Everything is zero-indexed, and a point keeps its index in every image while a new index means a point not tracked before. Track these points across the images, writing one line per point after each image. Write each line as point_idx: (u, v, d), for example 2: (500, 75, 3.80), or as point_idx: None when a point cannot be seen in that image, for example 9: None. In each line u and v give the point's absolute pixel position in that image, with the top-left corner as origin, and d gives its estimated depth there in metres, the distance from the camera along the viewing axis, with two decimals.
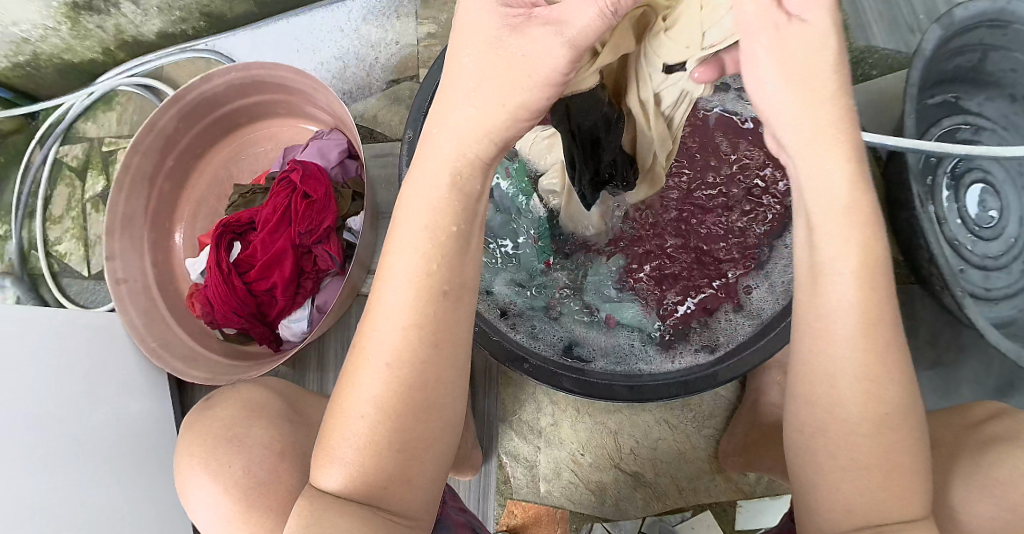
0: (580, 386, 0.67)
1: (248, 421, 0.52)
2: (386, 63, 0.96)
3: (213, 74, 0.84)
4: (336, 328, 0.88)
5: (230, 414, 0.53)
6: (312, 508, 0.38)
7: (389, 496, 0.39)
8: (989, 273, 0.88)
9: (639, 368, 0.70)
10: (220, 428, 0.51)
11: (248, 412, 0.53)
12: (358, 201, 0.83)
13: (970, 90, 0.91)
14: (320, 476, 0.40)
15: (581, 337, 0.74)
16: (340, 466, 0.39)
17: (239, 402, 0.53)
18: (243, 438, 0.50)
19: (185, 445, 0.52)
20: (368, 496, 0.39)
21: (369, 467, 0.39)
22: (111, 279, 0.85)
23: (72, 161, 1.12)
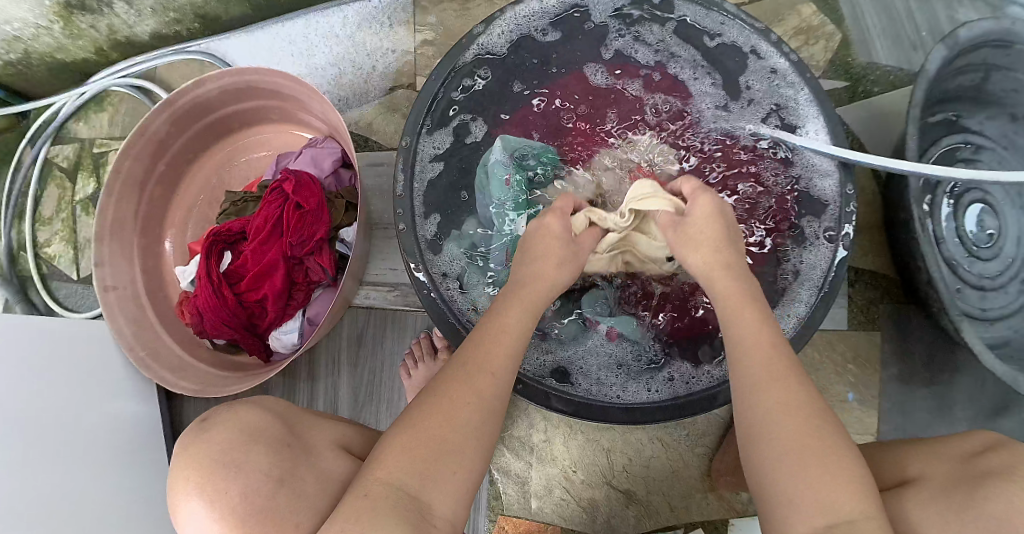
0: (572, 407, 0.67)
1: (245, 448, 0.50)
2: (383, 71, 0.95)
3: (206, 79, 0.83)
4: (326, 340, 0.87)
5: (226, 439, 0.51)
6: (372, 492, 0.43)
7: (427, 490, 0.44)
8: (986, 293, 0.88)
9: (631, 389, 0.69)
10: (217, 454, 0.50)
11: (247, 436, 0.52)
12: (353, 211, 0.82)
13: (971, 108, 0.90)
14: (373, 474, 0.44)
15: (577, 355, 0.73)
16: (396, 460, 0.45)
17: (224, 425, 0.52)
18: (240, 464, 0.49)
19: (177, 468, 0.50)
20: (409, 485, 0.43)
21: (415, 463, 0.45)
22: (100, 286, 0.83)
23: (63, 162, 1.10)
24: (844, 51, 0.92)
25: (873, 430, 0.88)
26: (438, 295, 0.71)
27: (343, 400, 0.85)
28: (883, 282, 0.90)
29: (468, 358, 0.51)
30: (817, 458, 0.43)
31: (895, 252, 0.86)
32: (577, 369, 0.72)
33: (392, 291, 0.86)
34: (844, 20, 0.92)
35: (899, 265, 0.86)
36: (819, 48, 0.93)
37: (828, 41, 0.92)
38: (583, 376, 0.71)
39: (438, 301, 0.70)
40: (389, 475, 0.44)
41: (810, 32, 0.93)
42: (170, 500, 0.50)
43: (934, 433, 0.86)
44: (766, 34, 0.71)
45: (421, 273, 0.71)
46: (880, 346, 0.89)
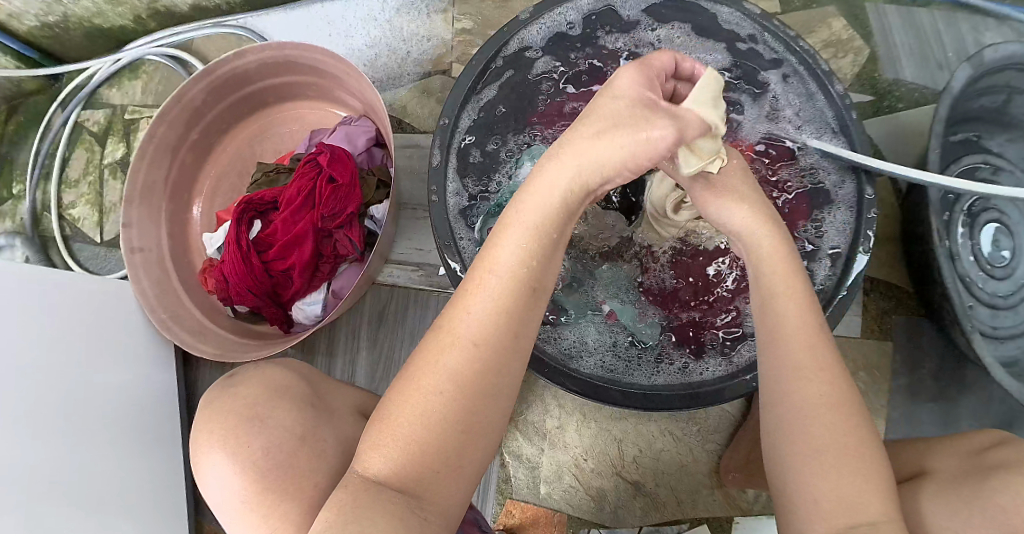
0: (583, 389, 0.68)
1: (269, 404, 0.51)
2: (418, 57, 0.96)
3: (246, 52, 0.85)
4: (348, 316, 0.88)
5: (252, 394, 0.52)
6: (351, 484, 0.40)
7: (419, 486, 0.40)
8: (998, 311, 0.89)
9: (642, 374, 0.71)
10: (243, 406, 0.51)
11: (271, 392, 0.53)
12: (383, 190, 0.83)
13: (991, 129, 0.92)
14: (362, 463, 0.41)
15: (588, 330, 0.74)
16: (383, 453, 0.40)
17: (257, 381, 0.53)
18: (263, 419, 0.50)
19: (201, 424, 0.52)
20: (398, 483, 0.39)
21: (406, 456, 0.40)
22: (127, 247, 0.84)
23: (93, 126, 1.12)
24: (871, 67, 0.93)
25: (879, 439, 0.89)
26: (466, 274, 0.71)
27: (360, 376, 0.86)
28: (898, 294, 0.91)
29: (471, 331, 0.41)
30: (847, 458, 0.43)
31: (911, 266, 0.87)
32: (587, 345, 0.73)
33: (416, 271, 0.87)
34: (873, 36, 0.94)
35: (914, 278, 0.87)
36: (848, 61, 0.94)
37: (857, 56, 0.94)
38: (595, 356, 0.72)
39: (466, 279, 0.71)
40: (376, 470, 0.40)
41: (839, 45, 0.95)
42: (195, 444, 0.52)
43: None
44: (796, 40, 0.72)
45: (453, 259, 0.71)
46: (891, 357, 0.90)
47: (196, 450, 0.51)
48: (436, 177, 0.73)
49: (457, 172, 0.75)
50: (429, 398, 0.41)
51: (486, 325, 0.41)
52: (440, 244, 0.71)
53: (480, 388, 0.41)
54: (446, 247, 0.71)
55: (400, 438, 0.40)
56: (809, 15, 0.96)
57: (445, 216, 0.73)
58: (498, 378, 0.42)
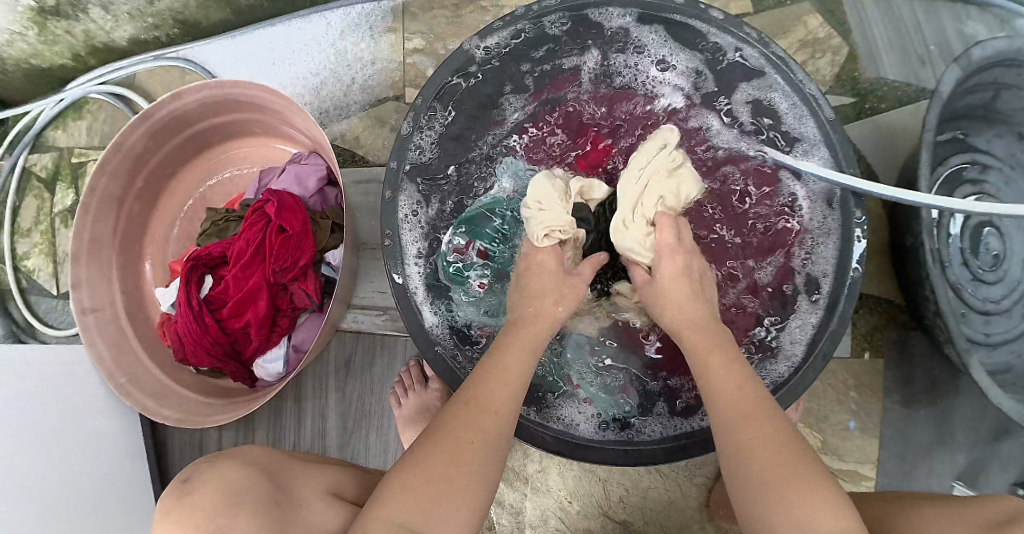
0: (561, 447, 0.65)
1: (230, 513, 0.49)
2: (365, 82, 0.90)
3: (184, 92, 0.79)
4: (313, 365, 0.84)
5: (211, 503, 0.49)
6: (373, 530, 0.43)
7: (430, 524, 0.44)
8: (991, 318, 0.85)
9: (627, 424, 0.68)
10: (201, 520, 0.48)
11: (229, 499, 0.50)
12: (338, 232, 0.78)
13: (977, 126, 0.87)
14: (376, 513, 0.45)
15: (563, 398, 0.70)
16: (399, 498, 0.45)
17: (204, 494, 0.50)
18: (225, 533, 0.47)
19: (163, 532, 0.49)
20: (413, 523, 0.44)
21: (421, 498, 0.45)
22: (78, 310, 0.80)
23: (41, 171, 1.06)
24: (851, 66, 0.88)
25: (872, 459, 0.86)
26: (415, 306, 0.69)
27: (331, 428, 0.83)
28: (888, 308, 0.87)
29: (482, 404, 0.52)
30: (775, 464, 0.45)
31: (902, 276, 0.83)
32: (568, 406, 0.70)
33: (380, 314, 0.82)
34: (851, 32, 0.88)
35: (903, 287, 0.83)
36: (826, 62, 0.89)
37: (834, 55, 0.89)
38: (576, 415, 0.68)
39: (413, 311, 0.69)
40: (391, 514, 0.44)
41: (816, 44, 0.89)
42: None
43: (934, 459, 0.84)
44: (772, 51, 0.66)
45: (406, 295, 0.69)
46: (883, 372, 0.86)
47: None
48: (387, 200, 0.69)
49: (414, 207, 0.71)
50: (444, 454, 0.48)
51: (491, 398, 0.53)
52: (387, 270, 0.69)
53: (488, 442, 0.50)
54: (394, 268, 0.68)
55: (417, 483, 0.46)
56: (783, 13, 0.90)
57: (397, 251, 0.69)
58: (495, 441, 0.51)
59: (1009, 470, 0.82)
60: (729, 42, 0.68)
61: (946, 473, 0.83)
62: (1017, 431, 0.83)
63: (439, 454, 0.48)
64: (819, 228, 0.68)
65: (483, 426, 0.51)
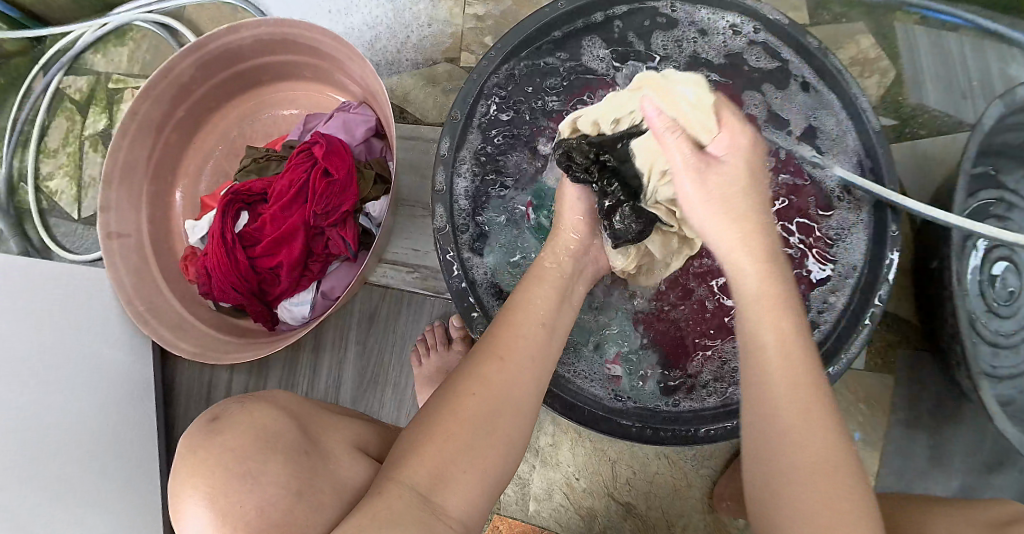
0: (583, 418, 0.65)
1: (261, 457, 0.45)
2: (418, 42, 0.90)
3: (242, 27, 0.79)
4: (336, 316, 0.83)
5: (241, 445, 0.45)
6: (389, 490, 0.42)
7: (440, 491, 0.43)
8: (999, 351, 0.87)
9: (648, 402, 0.68)
10: (231, 460, 0.44)
11: (262, 442, 0.46)
12: (381, 184, 0.78)
13: (1009, 164, 0.88)
14: (395, 473, 0.43)
15: (589, 369, 0.70)
16: (418, 460, 0.44)
17: (234, 434, 0.45)
18: (257, 475, 0.43)
19: (181, 473, 0.44)
20: (425, 486, 0.43)
21: (433, 459, 0.44)
22: (105, 232, 0.79)
23: (75, 94, 1.05)
24: (896, 90, 0.89)
25: (871, 472, 0.88)
26: (458, 260, 0.68)
27: (347, 381, 0.83)
28: (903, 328, 0.89)
29: (499, 351, 0.51)
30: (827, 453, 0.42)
31: (922, 301, 0.85)
32: (590, 376, 0.70)
33: (411, 272, 0.82)
34: (900, 56, 0.90)
35: (922, 311, 0.85)
36: (873, 82, 0.90)
37: (883, 77, 0.90)
38: (583, 378, 0.69)
39: (454, 264, 0.67)
40: (409, 475, 0.43)
41: (865, 64, 0.90)
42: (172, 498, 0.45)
43: (929, 482, 0.85)
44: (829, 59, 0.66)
45: (450, 252, 0.67)
46: (893, 390, 0.88)
47: (175, 499, 0.44)
48: (445, 148, 0.68)
49: (467, 163, 0.71)
50: (454, 408, 0.47)
51: (504, 348, 0.51)
52: (434, 228, 0.67)
53: (504, 398, 0.49)
54: (439, 201, 0.68)
55: (431, 441, 0.45)
56: (836, 29, 0.91)
57: (445, 199, 0.68)
58: (516, 397, 0.49)
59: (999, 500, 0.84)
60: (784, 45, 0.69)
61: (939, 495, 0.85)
62: (1011, 464, 0.85)
63: (450, 410, 0.47)
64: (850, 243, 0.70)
65: (504, 379, 0.49)
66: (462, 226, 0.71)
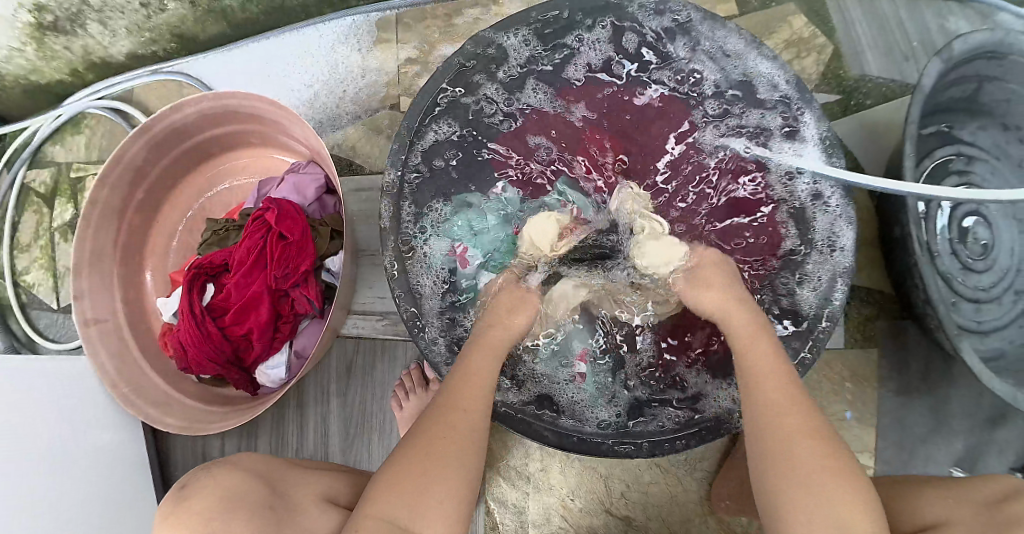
0: (561, 441, 0.66)
1: (224, 516, 0.51)
2: (355, 95, 0.92)
3: (184, 104, 0.80)
4: (314, 371, 0.84)
5: (207, 507, 0.52)
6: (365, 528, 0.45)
7: (417, 521, 0.45)
8: (981, 306, 0.86)
9: (625, 419, 0.70)
10: (197, 521, 0.50)
11: (225, 503, 0.52)
12: (338, 239, 0.80)
13: (962, 118, 0.88)
14: (366, 512, 0.46)
15: (564, 395, 0.72)
16: (387, 498, 0.46)
17: (200, 497, 0.52)
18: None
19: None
20: (401, 519, 0.45)
21: (405, 497, 0.46)
22: (81, 321, 0.81)
23: (39, 187, 1.07)
24: (835, 64, 0.90)
25: (870, 448, 0.87)
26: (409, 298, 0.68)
27: (334, 433, 0.83)
28: (881, 300, 0.88)
29: (453, 406, 0.52)
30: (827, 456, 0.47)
31: (892, 270, 0.84)
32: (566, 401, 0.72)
33: (380, 319, 0.84)
34: (835, 31, 0.90)
35: (894, 280, 0.84)
36: (811, 61, 0.91)
37: (820, 53, 0.91)
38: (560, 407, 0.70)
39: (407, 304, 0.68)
40: (380, 512, 0.46)
41: (801, 44, 0.91)
42: None
43: (930, 447, 0.85)
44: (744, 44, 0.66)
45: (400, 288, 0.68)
46: (876, 364, 0.87)
47: None
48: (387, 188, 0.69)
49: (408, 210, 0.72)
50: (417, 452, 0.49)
51: (466, 400, 0.53)
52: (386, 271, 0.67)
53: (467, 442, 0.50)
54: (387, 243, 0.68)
55: (395, 486, 0.47)
56: (768, 14, 0.92)
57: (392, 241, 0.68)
58: (477, 440, 0.51)
59: (1005, 453, 0.84)
60: (694, 32, 0.69)
61: (942, 459, 0.85)
62: (1010, 417, 0.85)
63: (413, 452, 0.49)
64: (823, 234, 0.69)
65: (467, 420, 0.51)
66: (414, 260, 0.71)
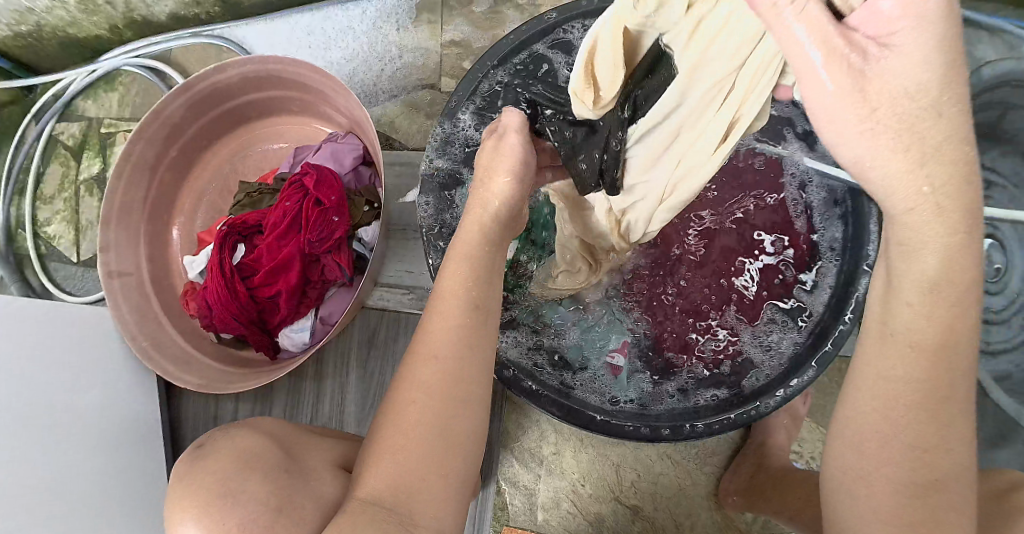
0: (566, 413, 0.66)
1: (239, 475, 0.50)
2: (393, 74, 0.93)
3: (229, 65, 0.81)
4: (337, 339, 0.85)
5: (222, 468, 0.51)
6: (353, 509, 0.46)
7: (406, 502, 0.45)
8: (990, 326, 0.88)
9: (630, 400, 0.70)
10: (213, 481, 0.49)
11: (241, 464, 0.51)
12: (373, 211, 0.81)
13: (986, 144, 0.89)
14: (363, 487, 0.47)
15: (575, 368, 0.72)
16: (382, 471, 0.47)
17: (216, 461, 0.51)
18: (235, 493, 0.49)
19: (175, 497, 0.50)
20: (388, 500, 0.45)
21: (393, 476, 0.46)
22: (105, 272, 0.81)
23: (68, 140, 1.07)
24: None
25: None
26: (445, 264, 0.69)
27: (350, 402, 0.84)
28: None
29: (427, 362, 0.48)
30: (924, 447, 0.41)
31: None
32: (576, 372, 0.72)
33: (407, 293, 0.84)
34: None
35: None
36: None
37: None
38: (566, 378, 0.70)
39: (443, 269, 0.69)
40: (368, 492, 0.46)
41: None
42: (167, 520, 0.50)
43: None
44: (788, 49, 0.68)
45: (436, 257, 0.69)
46: None
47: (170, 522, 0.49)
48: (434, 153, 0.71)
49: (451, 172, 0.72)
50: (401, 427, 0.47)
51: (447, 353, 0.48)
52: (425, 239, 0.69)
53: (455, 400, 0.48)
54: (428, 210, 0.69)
55: (389, 458, 0.47)
56: None
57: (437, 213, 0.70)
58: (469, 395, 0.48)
59: None
60: None
61: None
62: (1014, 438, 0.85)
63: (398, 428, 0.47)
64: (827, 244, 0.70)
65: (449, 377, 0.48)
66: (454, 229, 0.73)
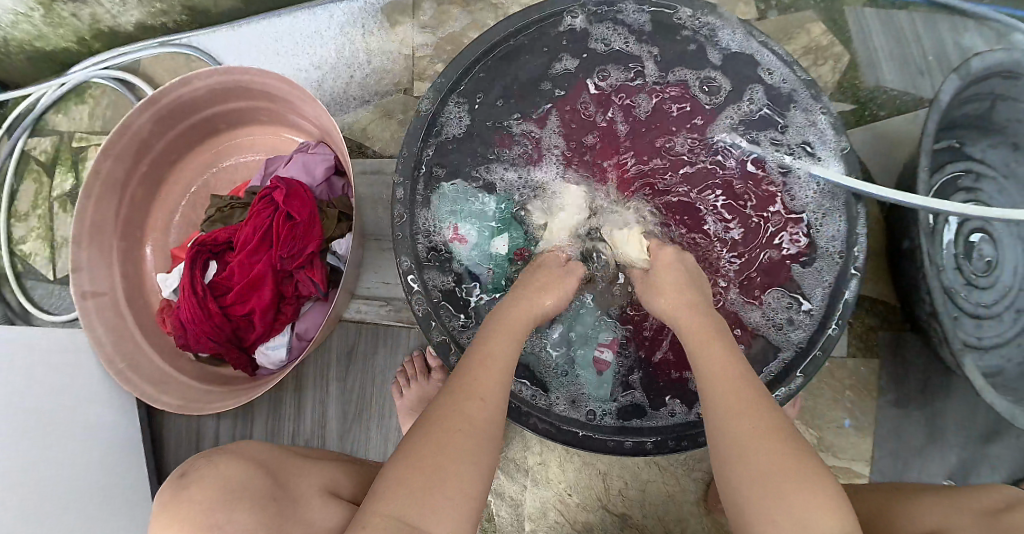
0: (550, 432, 0.65)
1: (227, 508, 0.48)
2: (363, 79, 0.91)
3: (194, 77, 0.79)
4: (315, 353, 0.84)
5: (208, 497, 0.49)
6: (371, 525, 0.43)
7: (426, 516, 0.43)
8: (982, 321, 0.86)
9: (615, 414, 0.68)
10: (199, 512, 0.48)
11: (228, 493, 0.50)
12: (345, 222, 0.79)
13: (973, 136, 0.88)
14: (374, 506, 0.44)
15: (560, 382, 0.70)
16: (395, 491, 0.45)
17: (202, 487, 0.50)
18: (221, 527, 0.47)
19: (160, 523, 0.48)
20: (408, 514, 0.43)
21: (415, 490, 0.44)
22: (78, 293, 0.79)
23: (40, 155, 1.05)
24: (852, 73, 0.89)
25: (867, 457, 0.87)
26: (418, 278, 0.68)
27: (332, 417, 0.83)
28: (885, 309, 0.88)
29: (472, 393, 0.51)
30: (785, 455, 0.44)
31: (898, 282, 0.84)
32: (561, 386, 0.70)
33: (385, 305, 0.83)
34: (853, 41, 0.90)
35: (899, 294, 0.84)
36: (828, 69, 0.90)
37: (836, 62, 0.90)
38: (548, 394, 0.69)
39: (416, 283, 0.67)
40: (389, 508, 0.44)
41: (819, 52, 0.91)
42: None
43: (926, 459, 0.85)
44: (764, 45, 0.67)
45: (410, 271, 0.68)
46: (875, 373, 0.87)
47: None
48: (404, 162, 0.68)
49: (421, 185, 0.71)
50: (435, 442, 0.47)
51: (481, 389, 0.51)
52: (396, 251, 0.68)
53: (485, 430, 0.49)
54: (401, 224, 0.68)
55: (411, 474, 0.45)
56: (786, 19, 0.91)
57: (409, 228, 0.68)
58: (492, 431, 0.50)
59: (998, 469, 0.83)
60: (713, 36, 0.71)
61: (938, 471, 0.84)
62: (1007, 433, 0.84)
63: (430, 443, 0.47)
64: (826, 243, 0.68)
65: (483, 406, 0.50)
66: (426, 242, 0.71)
